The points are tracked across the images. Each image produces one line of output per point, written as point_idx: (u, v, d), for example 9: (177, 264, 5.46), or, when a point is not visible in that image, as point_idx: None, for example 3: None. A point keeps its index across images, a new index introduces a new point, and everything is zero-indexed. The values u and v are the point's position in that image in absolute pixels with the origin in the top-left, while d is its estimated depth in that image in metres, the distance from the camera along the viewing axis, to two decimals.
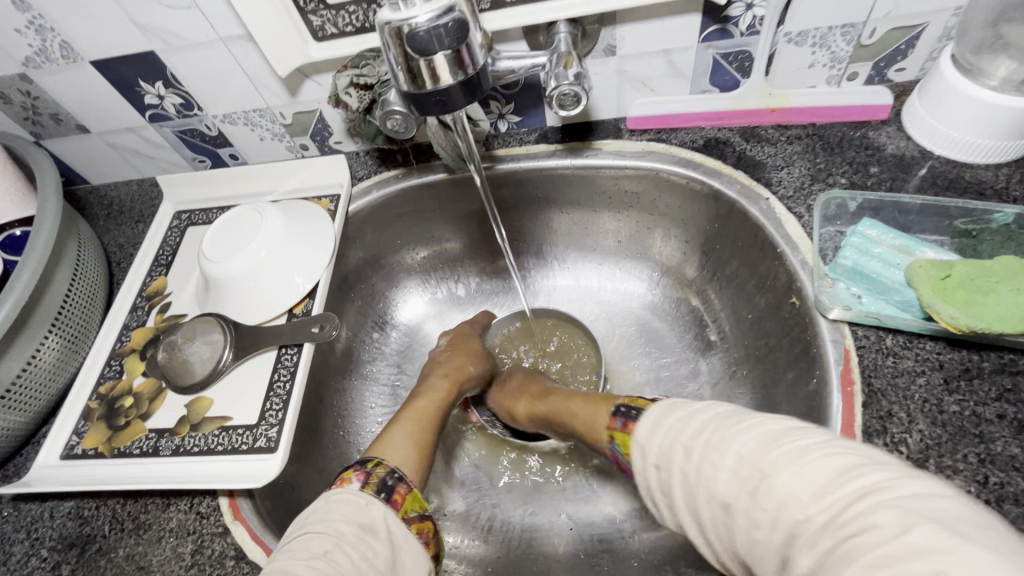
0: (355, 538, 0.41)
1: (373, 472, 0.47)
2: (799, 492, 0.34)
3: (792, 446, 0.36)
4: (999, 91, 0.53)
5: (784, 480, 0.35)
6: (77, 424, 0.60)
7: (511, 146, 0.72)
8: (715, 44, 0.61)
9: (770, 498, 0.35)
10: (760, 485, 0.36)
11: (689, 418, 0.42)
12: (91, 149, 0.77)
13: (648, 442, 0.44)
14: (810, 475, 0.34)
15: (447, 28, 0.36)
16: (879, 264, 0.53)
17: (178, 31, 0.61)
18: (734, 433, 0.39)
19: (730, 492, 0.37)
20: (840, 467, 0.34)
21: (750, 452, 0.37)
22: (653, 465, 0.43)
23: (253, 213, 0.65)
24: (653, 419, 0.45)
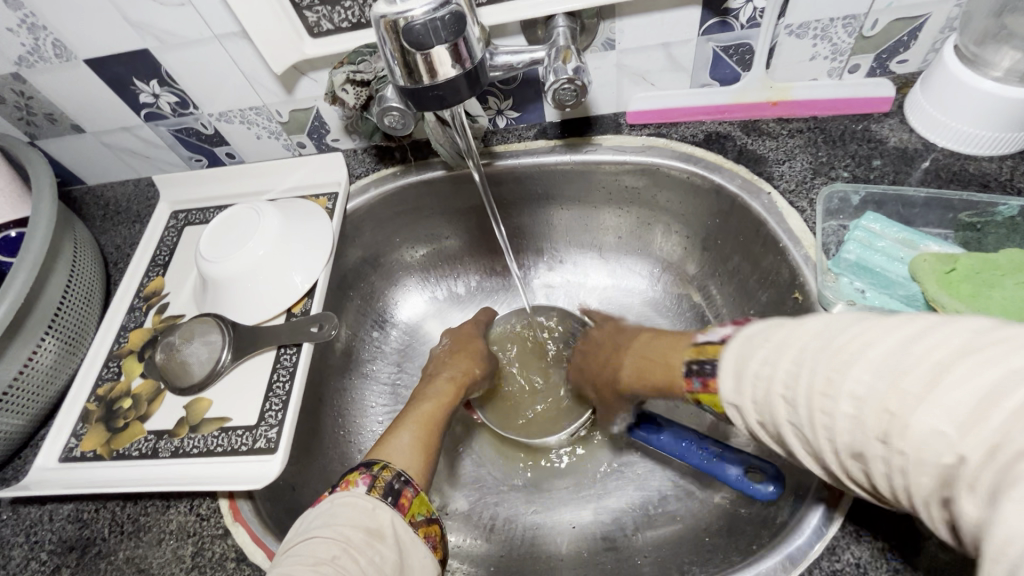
0: (363, 543, 0.40)
1: (380, 476, 0.46)
2: (944, 424, 0.27)
3: (920, 368, 0.29)
4: (1004, 83, 0.52)
5: (919, 414, 0.28)
6: (75, 427, 0.60)
7: (510, 143, 0.71)
8: (716, 38, 0.61)
9: (905, 442, 0.28)
10: (888, 424, 0.29)
11: (773, 358, 0.35)
12: (87, 149, 0.76)
13: (740, 397, 0.37)
14: (949, 400, 0.27)
15: (445, 22, 0.35)
16: (883, 258, 0.53)
17: (171, 28, 0.60)
18: (842, 368, 0.32)
19: (856, 438, 0.30)
20: (989, 386, 0.26)
21: (870, 389, 0.30)
22: (756, 418, 0.36)
23: (250, 212, 0.65)
24: (738, 376, 0.37)
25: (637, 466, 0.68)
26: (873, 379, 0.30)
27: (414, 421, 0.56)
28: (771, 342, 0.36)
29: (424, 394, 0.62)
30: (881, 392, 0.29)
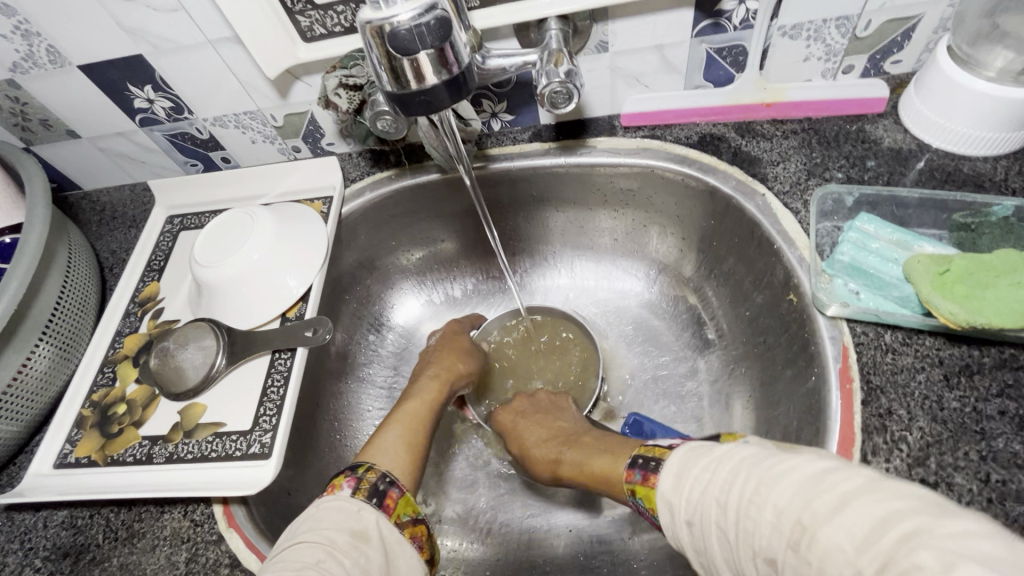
0: (348, 546, 0.40)
1: (365, 477, 0.46)
2: (845, 543, 0.30)
3: (831, 492, 0.32)
4: (997, 83, 0.52)
5: (825, 530, 0.31)
6: (70, 433, 0.60)
7: (505, 146, 0.71)
8: (709, 39, 0.61)
9: (812, 554, 0.31)
10: (801, 538, 0.32)
11: (711, 466, 0.39)
12: (82, 154, 0.76)
13: (677, 498, 0.40)
14: (849, 522, 0.30)
15: (430, 26, 0.35)
16: (877, 259, 0.52)
17: (164, 33, 0.60)
18: (767, 484, 0.35)
19: (772, 547, 0.33)
20: (879, 512, 0.30)
21: (786, 503, 0.33)
22: (684, 522, 0.40)
23: (244, 216, 0.65)
24: (676, 479, 0.41)
25: None
26: (789, 495, 0.34)
27: (402, 418, 0.57)
28: (710, 453, 0.41)
29: (411, 392, 0.62)
30: (796, 506, 0.33)
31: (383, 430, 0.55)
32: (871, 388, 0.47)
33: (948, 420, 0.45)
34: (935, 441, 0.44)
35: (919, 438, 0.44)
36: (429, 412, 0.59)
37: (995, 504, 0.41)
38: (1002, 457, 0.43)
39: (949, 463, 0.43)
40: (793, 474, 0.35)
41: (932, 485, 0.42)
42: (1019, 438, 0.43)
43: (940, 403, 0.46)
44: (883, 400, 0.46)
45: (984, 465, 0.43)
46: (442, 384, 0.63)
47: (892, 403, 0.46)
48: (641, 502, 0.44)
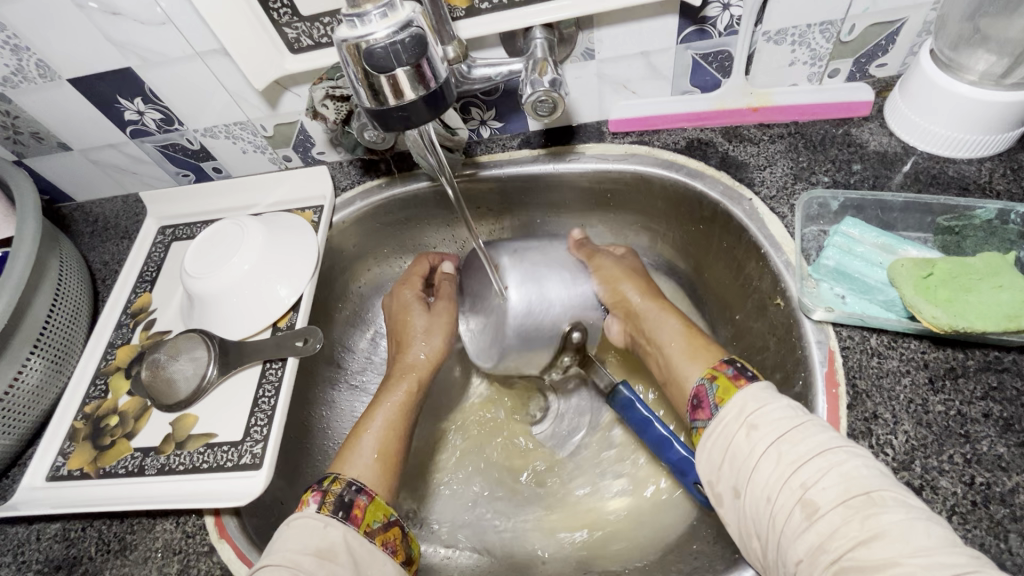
0: (313, 567, 0.43)
1: (330, 490, 0.49)
2: (897, 539, 0.35)
3: (906, 498, 0.37)
4: (979, 86, 0.53)
5: (891, 519, 0.36)
6: (62, 445, 0.60)
7: (494, 152, 0.71)
8: (694, 45, 0.61)
9: (866, 524, 0.36)
10: (866, 509, 0.36)
11: (800, 409, 0.43)
12: (74, 166, 0.77)
13: (750, 409, 0.44)
14: (915, 531, 0.35)
15: (405, 44, 0.36)
16: (862, 263, 0.53)
17: (154, 46, 0.60)
18: (850, 454, 0.39)
19: (824, 502, 0.38)
20: (935, 539, 0.35)
21: (863, 479, 0.38)
22: (745, 426, 0.43)
23: (234, 227, 0.65)
24: (764, 392, 0.45)
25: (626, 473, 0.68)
26: (872, 475, 0.38)
27: (380, 425, 0.57)
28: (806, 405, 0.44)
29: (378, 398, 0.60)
30: (870, 488, 0.37)
31: (358, 437, 0.56)
32: (857, 391, 0.48)
33: (933, 423, 0.45)
34: (920, 444, 0.44)
35: (905, 442, 0.45)
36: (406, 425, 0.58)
37: (979, 507, 0.41)
38: (986, 460, 0.43)
39: (934, 466, 0.43)
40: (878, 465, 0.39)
41: (917, 488, 0.43)
42: (1003, 441, 0.43)
43: (925, 406, 0.46)
44: (869, 404, 0.47)
45: (969, 468, 0.43)
46: (411, 382, 0.62)
47: (877, 407, 0.47)
48: (712, 388, 0.48)
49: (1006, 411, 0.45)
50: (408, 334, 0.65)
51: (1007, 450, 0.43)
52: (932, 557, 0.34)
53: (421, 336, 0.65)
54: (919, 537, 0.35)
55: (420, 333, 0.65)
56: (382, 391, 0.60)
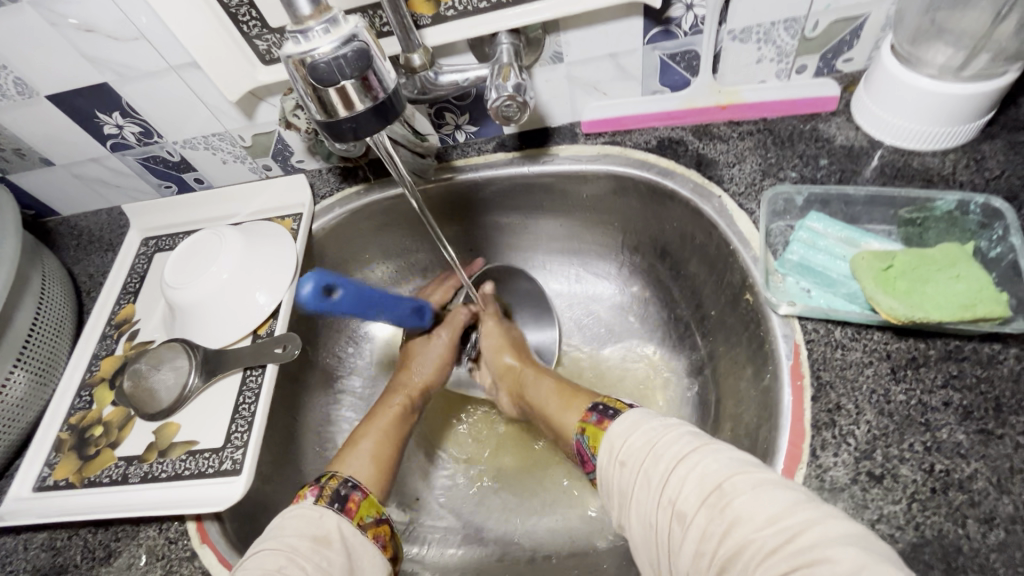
0: (310, 550, 0.44)
1: (327, 485, 0.50)
2: (757, 515, 0.37)
3: (755, 474, 0.39)
4: (940, 80, 0.53)
5: (742, 500, 0.38)
6: (48, 456, 0.61)
7: (470, 156, 0.72)
8: (661, 46, 0.62)
9: (726, 517, 0.38)
10: (718, 500, 0.38)
11: (660, 426, 0.46)
12: (58, 181, 0.78)
13: (618, 441, 0.47)
14: (765, 501, 0.37)
15: (347, 58, 0.36)
16: (825, 257, 0.54)
17: (128, 61, 0.61)
18: (702, 452, 0.42)
19: (689, 507, 0.40)
20: (786, 500, 0.37)
21: (715, 472, 0.40)
22: (619, 461, 0.47)
23: (212, 237, 0.66)
24: (631, 421, 0.48)
25: None
26: (722, 467, 0.40)
27: (376, 431, 0.60)
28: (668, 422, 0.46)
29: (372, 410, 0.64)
30: (721, 479, 0.39)
31: (356, 444, 0.59)
32: (821, 383, 0.48)
33: (894, 413, 0.46)
34: (882, 434, 0.45)
35: (867, 432, 0.45)
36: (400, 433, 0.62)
37: (938, 494, 0.42)
38: (945, 447, 0.44)
39: (895, 455, 0.44)
40: (729, 454, 0.41)
41: (878, 477, 0.43)
42: (962, 428, 0.44)
43: (887, 396, 0.47)
44: (831, 396, 0.47)
45: (929, 456, 0.44)
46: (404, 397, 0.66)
47: (841, 398, 0.47)
48: (585, 439, 0.52)
49: (966, 399, 0.45)
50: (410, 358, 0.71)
51: (966, 437, 0.44)
52: (780, 524, 0.36)
53: (422, 360, 0.70)
54: (768, 505, 0.37)
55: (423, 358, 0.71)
56: (380, 401, 0.65)
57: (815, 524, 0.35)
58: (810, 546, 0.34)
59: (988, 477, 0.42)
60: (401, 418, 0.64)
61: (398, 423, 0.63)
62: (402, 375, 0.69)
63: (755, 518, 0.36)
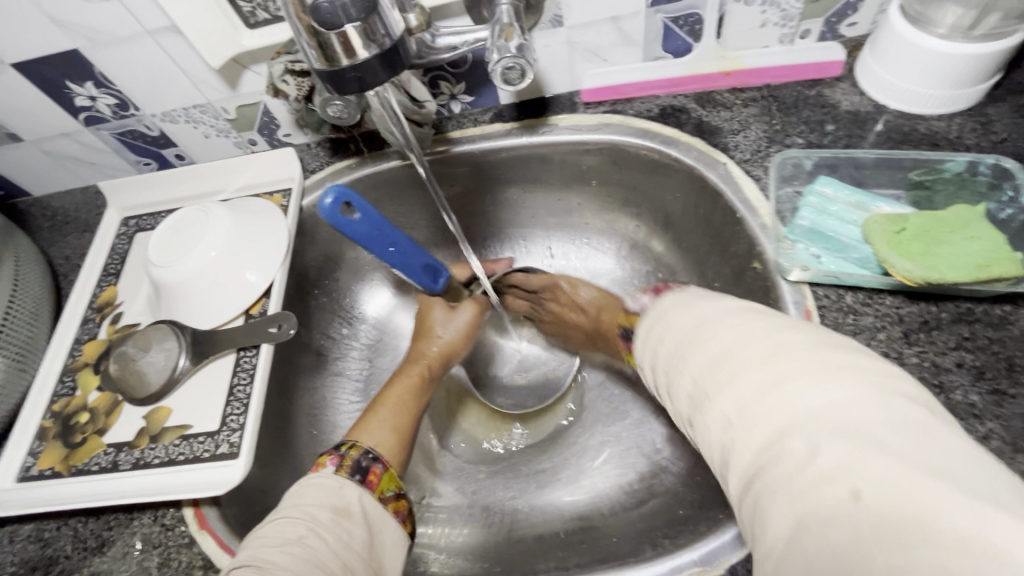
0: (330, 521, 0.43)
1: (347, 455, 0.49)
2: (737, 408, 0.34)
3: (699, 363, 0.37)
4: (949, 40, 0.52)
5: (723, 401, 0.35)
6: (32, 445, 0.58)
7: (466, 128, 0.70)
8: (664, 9, 0.59)
9: (720, 409, 0.35)
10: (698, 393, 0.37)
11: (665, 328, 0.43)
12: (27, 159, 0.73)
13: (646, 344, 0.45)
14: (765, 390, 0.33)
15: None
16: (836, 222, 0.54)
17: (99, 25, 0.57)
18: (701, 346, 0.38)
19: (691, 395, 0.38)
20: (783, 382, 0.32)
21: (702, 372, 0.37)
22: (653, 360, 0.44)
23: (198, 213, 0.62)
24: (659, 314, 0.45)
25: (614, 442, 0.68)
26: (731, 353, 0.36)
27: (395, 402, 0.58)
28: (675, 307, 0.44)
29: (392, 376, 0.62)
30: (730, 365, 0.35)
31: (376, 410, 0.56)
32: None
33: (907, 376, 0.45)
34: None
35: None
36: (417, 402, 0.59)
37: None
38: (960, 409, 0.44)
39: None
40: (718, 341, 0.37)
41: None
42: (975, 389, 0.44)
43: (900, 360, 0.46)
44: None
45: None
46: (423, 367, 0.63)
47: None
48: None
49: (978, 360, 0.45)
50: (428, 324, 0.66)
51: (980, 398, 0.44)
52: (764, 424, 0.32)
53: (443, 326, 0.65)
54: (743, 392, 0.34)
55: (443, 323, 0.65)
56: (397, 373, 0.61)
57: (781, 408, 0.31)
58: (814, 458, 0.29)
59: (1002, 437, 0.42)
60: (418, 392, 0.60)
61: (417, 394, 0.60)
62: (420, 344, 0.65)
63: (726, 413, 0.34)
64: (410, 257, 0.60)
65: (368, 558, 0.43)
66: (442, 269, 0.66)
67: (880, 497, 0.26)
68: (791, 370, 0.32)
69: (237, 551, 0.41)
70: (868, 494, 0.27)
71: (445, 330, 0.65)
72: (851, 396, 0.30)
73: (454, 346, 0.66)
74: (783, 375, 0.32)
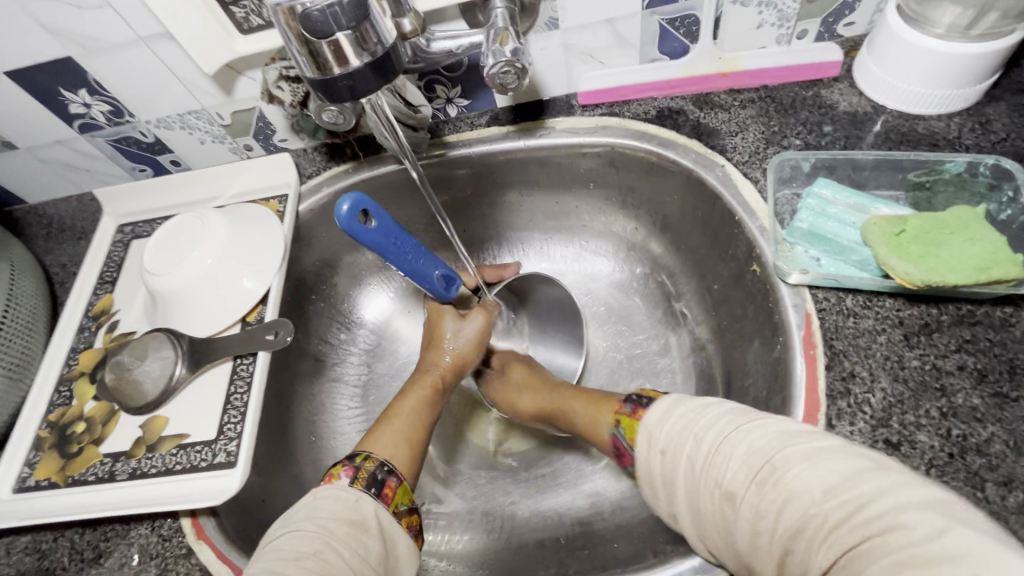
0: (346, 535, 0.42)
1: (362, 467, 0.49)
2: (813, 489, 0.37)
3: (749, 445, 0.41)
4: (947, 39, 0.52)
5: (795, 475, 0.38)
6: (28, 456, 0.58)
7: (463, 131, 0.69)
8: (660, 10, 0.59)
9: (782, 490, 0.38)
10: (756, 473, 0.40)
11: (696, 412, 0.46)
12: (22, 167, 0.73)
13: (655, 428, 0.48)
14: (821, 472, 0.37)
15: (343, 6, 0.34)
16: (836, 224, 0.53)
17: (92, 32, 0.57)
18: (744, 433, 0.42)
19: (738, 484, 0.40)
20: (849, 470, 0.36)
21: (761, 448, 0.40)
22: (659, 451, 0.47)
23: (194, 220, 0.62)
24: (664, 407, 0.49)
25: None
26: (771, 444, 0.40)
27: (407, 414, 0.57)
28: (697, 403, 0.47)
29: (404, 389, 0.61)
30: (771, 454, 0.40)
31: (388, 422, 0.56)
32: (835, 352, 0.47)
33: (909, 379, 0.45)
34: (898, 401, 0.45)
35: (882, 399, 0.45)
36: (430, 414, 0.59)
37: (957, 459, 0.42)
38: (962, 412, 0.43)
39: (911, 422, 0.44)
40: (766, 427, 0.41)
41: (895, 444, 0.43)
42: (977, 392, 0.44)
43: (901, 363, 0.46)
44: (845, 364, 0.47)
45: (945, 421, 0.43)
46: (435, 378, 0.62)
47: (855, 366, 0.47)
48: (621, 432, 0.52)
49: (980, 363, 0.45)
50: (439, 334, 0.65)
51: (982, 402, 0.43)
52: (840, 498, 0.36)
53: (453, 336, 0.65)
54: (815, 473, 0.37)
55: (453, 333, 0.65)
56: (409, 383, 0.61)
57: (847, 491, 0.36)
58: (916, 535, 0.32)
59: (1004, 441, 0.42)
60: (431, 401, 0.60)
61: (430, 405, 0.60)
62: (432, 354, 0.65)
63: (793, 488, 0.38)
64: (420, 265, 0.58)
65: (383, 572, 0.43)
66: (455, 277, 0.64)
67: (963, 564, 0.29)
68: (848, 459, 0.37)
69: (250, 563, 0.41)
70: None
71: (456, 341, 0.65)
72: (906, 482, 0.35)
73: (466, 356, 0.65)
74: (851, 465, 0.37)
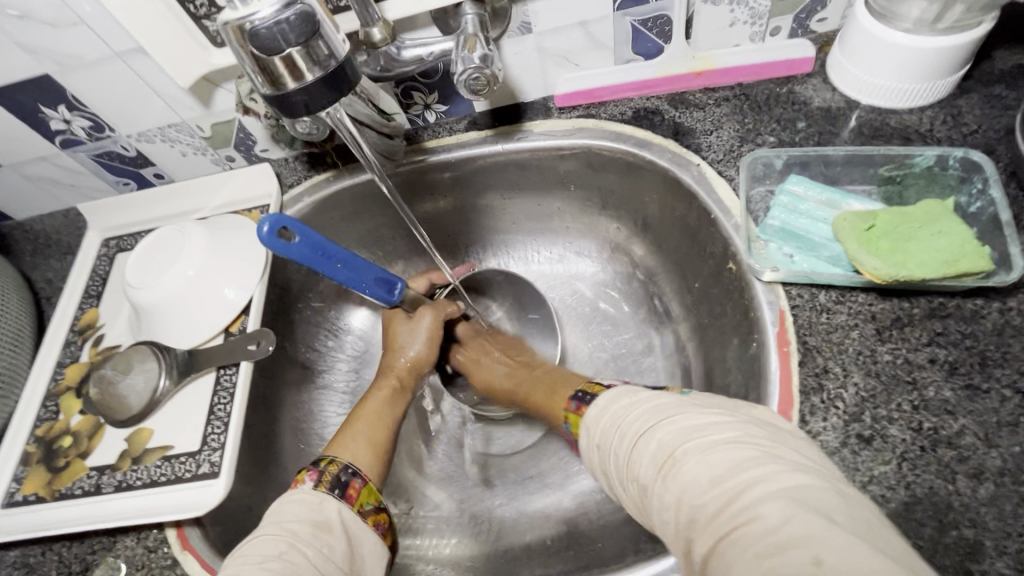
0: (310, 536, 0.43)
1: (326, 470, 0.49)
2: (700, 477, 0.36)
3: (659, 437, 0.40)
4: (913, 34, 0.52)
5: (688, 465, 0.37)
6: (15, 471, 0.58)
7: (441, 137, 0.70)
8: (631, 12, 0.59)
9: (676, 477, 0.37)
10: (661, 459, 0.39)
11: (628, 404, 0.45)
12: (7, 184, 0.73)
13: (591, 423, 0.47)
14: (711, 462, 0.36)
15: (290, 23, 0.35)
16: (807, 221, 0.54)
17: (67, 49, 0.57)
18: (656, 425, 0.41)
19: (645, 473, 0.39)
20: (738, 458, 0.35)
21: (668, 441, 0.39)
22: (595, 445, 0.46)
23: (174, 232, 0.62)
24: (602, 402, 0.47)
25: None
26: (676, 435, 0.39)
27: (368, 416, 0.58)
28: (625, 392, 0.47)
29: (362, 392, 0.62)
30: (676, 445, 0.38)
31: (351, 426, 0.56)
32: (808, 348, 0.48)
33: (881, 373, 0.45)
34: (870, 395, 0.45)
35: (855, 394, 0.45)
36: (393, 416, 0.59)
37: (928, 452, 0.42)
38: (933, 405, 0.44)
39: (883, 416, 0.44)
40: (680, 416, 0.40)
41: (868, 439, 0.43)
42: (948, 385, 0.44)
43: (874, 357, 0.46)
44: (818, 360, 0.47)
45: (917, 415, 0.44)
46: (393, 380, 0.63)
47: (828, 361, 0.47)
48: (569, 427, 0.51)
49: (951, 355, 0.45)
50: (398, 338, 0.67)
51: (953, 394, 0.44)
52: (721, 486, 0.34)
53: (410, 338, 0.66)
54: (708, 462, 0.36)
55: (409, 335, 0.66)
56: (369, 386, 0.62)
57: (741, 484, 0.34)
58: (781, 525, 0.31)
59: (975, 433, 0.42)
60: (391, 402, 0.60)
61: (392, 407, 0.60)
62: (390, 357, 0.66)
63: (695, 477, 0.36)
64: (360, 271, 0.58)
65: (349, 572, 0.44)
66: (395, 281, 0.63)
67: (837, 561, 0.28)
68: (748, 450, 0.36)
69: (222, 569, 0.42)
70: (828, 560, 0.28)
71: (414, 344, 0.66)
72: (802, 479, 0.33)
73: (422, 359, 0.66)
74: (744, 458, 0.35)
